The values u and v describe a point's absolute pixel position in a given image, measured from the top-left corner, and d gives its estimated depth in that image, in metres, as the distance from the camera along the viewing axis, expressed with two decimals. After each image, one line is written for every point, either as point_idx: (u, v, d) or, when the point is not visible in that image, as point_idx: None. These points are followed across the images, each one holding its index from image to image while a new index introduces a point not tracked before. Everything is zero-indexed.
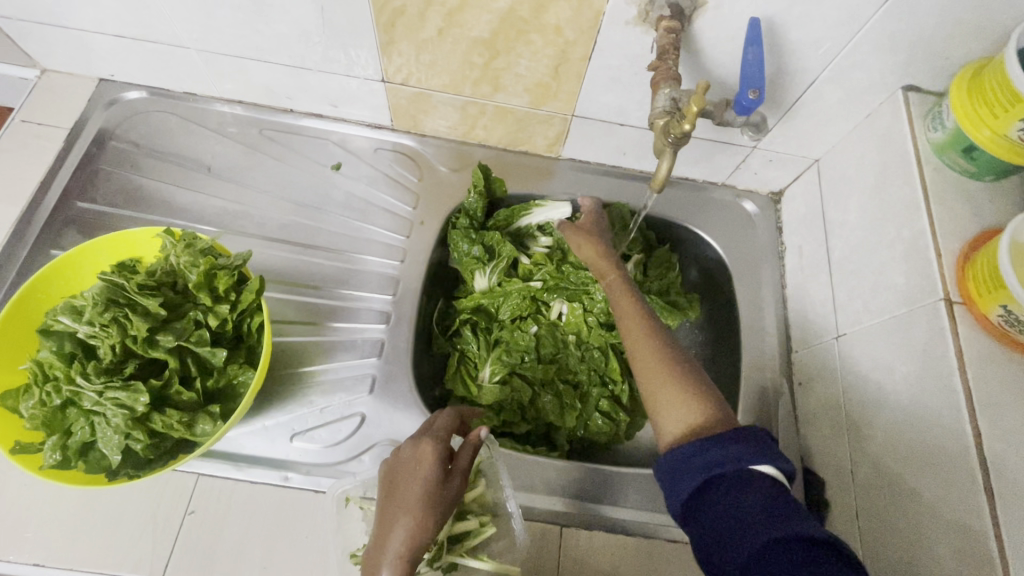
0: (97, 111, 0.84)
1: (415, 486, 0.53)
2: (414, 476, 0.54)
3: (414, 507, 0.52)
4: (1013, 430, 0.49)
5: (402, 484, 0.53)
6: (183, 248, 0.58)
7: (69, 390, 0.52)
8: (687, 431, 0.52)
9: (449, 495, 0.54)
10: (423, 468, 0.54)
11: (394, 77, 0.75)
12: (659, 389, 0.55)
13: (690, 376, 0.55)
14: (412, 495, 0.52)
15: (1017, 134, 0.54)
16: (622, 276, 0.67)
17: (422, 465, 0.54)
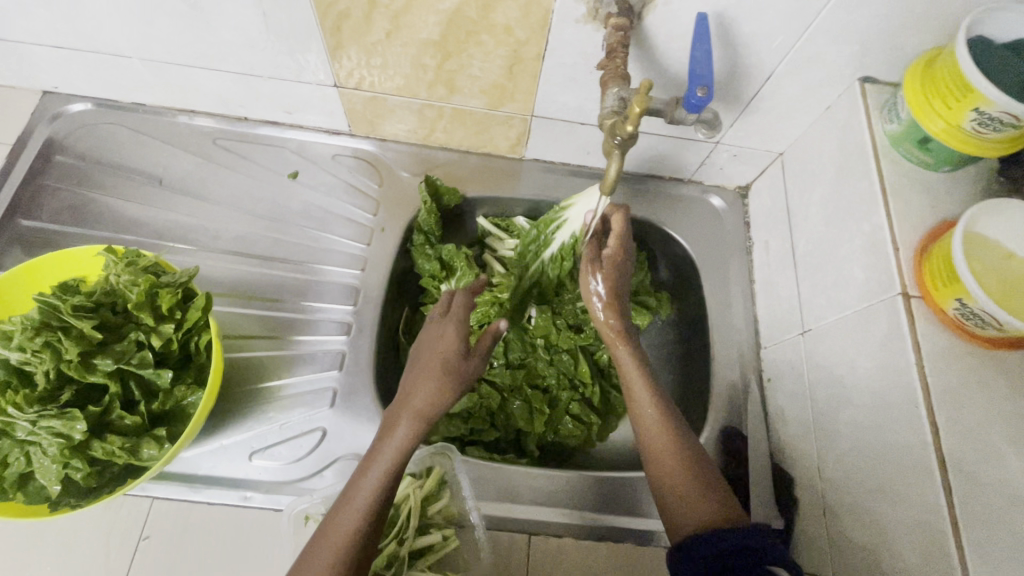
0: (42, 124, 0.81)
1: (396, 437, 0.54)
2: (402, 420, 0.55)
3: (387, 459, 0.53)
4: (969, 425, 0.49)
5: (388, 427, 0.55)
6: (123, 267, 0.56)
7: (1, 420, 0.50)
8: (701, 525, 0.51)
9: (467, 370, 0.58)
10: (415, 405, 0.55)
11: (347, 82, 0.73)
12: (678, 484, 0.54)
13: (707, 485, 0.54)
14: (392, 446, 0.54)
15: (971, 125, 0.53)
16: (643, 367, 0.63)
17: (412, 405, 0.55)
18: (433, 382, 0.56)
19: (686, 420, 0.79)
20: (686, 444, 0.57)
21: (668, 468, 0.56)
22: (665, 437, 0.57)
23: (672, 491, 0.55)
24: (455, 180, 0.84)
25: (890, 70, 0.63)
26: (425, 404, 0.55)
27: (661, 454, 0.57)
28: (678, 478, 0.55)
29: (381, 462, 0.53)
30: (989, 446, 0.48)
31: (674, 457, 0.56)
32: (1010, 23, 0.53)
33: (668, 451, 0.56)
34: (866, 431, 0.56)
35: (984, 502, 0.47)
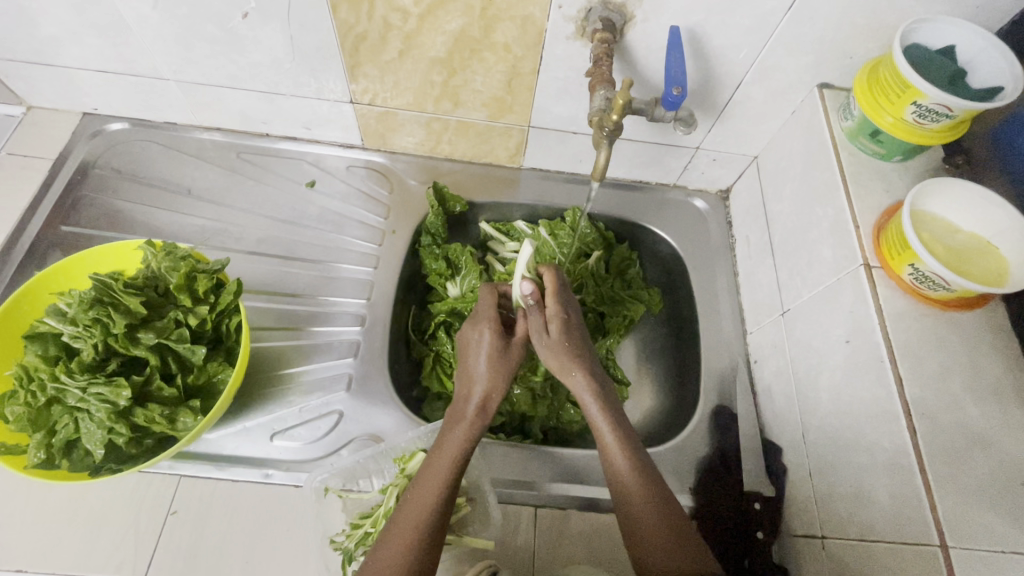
0: (82, 142, 0.89)
1: (426, 494, 0.56)
2: (433, 475, 0.58)
3: (415, 519, 0.54)
4: (929, 375, 0.54)
5: (418, 484, 0.57)
6: (164, 255, 0.62)
7: (53, 388, 0.55)
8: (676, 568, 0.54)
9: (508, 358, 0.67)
10: (444, 464, 0.58)
11: (362, 98, 0.81)
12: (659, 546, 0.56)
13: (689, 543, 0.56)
14: (423, 504, 0.55)
15: (912, 116, 0.61)
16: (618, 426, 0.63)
17: (444, 462, 0.59)
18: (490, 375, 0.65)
19: (681, 405, 0.84)
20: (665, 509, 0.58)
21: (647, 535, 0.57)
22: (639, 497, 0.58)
23: (648, 554, 0.56)
24: (459, 187, 0.92)
25: (844, 77, 0.72)
26: (454, 456, 0.59)
27: (638, 517, 0.58)
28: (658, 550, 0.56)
29: (410, 522, 0.54)
30: (949, 393, 0.54)
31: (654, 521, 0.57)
32: (937, 32, 0.62)
33: (648, 516, 0.57)
34: (841, 391, 0.61)
35: (946, 442, 0.52)
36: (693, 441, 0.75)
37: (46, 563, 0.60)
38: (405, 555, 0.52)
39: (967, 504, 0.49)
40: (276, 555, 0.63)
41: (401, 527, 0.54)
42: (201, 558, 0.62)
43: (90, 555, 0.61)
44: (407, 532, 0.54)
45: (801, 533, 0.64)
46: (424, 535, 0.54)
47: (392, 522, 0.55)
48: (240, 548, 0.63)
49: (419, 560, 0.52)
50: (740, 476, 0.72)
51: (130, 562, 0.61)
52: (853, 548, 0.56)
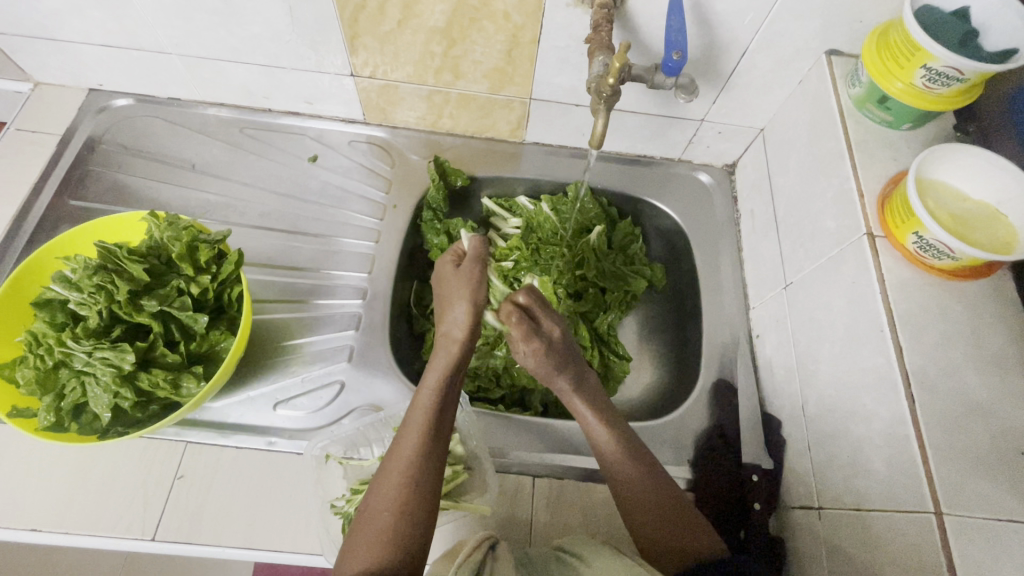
0: (88, 117, 0.89)
1: (409, 438, 0.55)
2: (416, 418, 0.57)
3: (399, 483, 0.53)
4: (930, 345, 0.54)
5: (402, 430, 0.56)
6: (166, 225, 0.63)
7: (59, 352, 0.56)
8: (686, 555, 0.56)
9: (476, 275, 0.63)
10: (424, 407, 0.57)
11: (362, 71, 0.81)
12: (664, 521, 0.58)
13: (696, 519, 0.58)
14: (410, 446, 0.55)
15: (921, 81, 0.59)
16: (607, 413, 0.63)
17: (422, 406, 0.57)
18: (458, 300, 0.61)
19: (681, 380, 0.83)
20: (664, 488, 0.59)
21: (634, 498, 0.59)
22: (625, 468, 0.59)
23: (650, 518, 0.58)
24: (461, 162, 0.91)
25: (853, 43, 0.70)
26: (433, 394, 0.58)
27: (629, 485, 0.59)
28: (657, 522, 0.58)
29: (399, 466, 0.54)
30: (950, 363, 0.53)
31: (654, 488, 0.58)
32: None
33: (636, 482, 0.58)
34: (841, 363, 0.60)
35: (945, 411, 0.51)
36: (693, 414, 0.75)
37: (60, 523, 0.62)
38: (402, 490, 0.52)
39: (965, 472, 0.49)
40: (278, 520, 0.64)
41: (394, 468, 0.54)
42: (207, 520, 0.63)
43: (103, 516, 0.63)
44: (399, 475, 0.53)
45: (798, 505, 0.64)
46: (413, 477, 0.53)
47: (382, 467, 0.55)
48: (245, 512, 0.64)
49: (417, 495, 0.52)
50: (739, 448, 0.71)
51: (139, 523, 0.63)
52: (850, 517, 0.56)
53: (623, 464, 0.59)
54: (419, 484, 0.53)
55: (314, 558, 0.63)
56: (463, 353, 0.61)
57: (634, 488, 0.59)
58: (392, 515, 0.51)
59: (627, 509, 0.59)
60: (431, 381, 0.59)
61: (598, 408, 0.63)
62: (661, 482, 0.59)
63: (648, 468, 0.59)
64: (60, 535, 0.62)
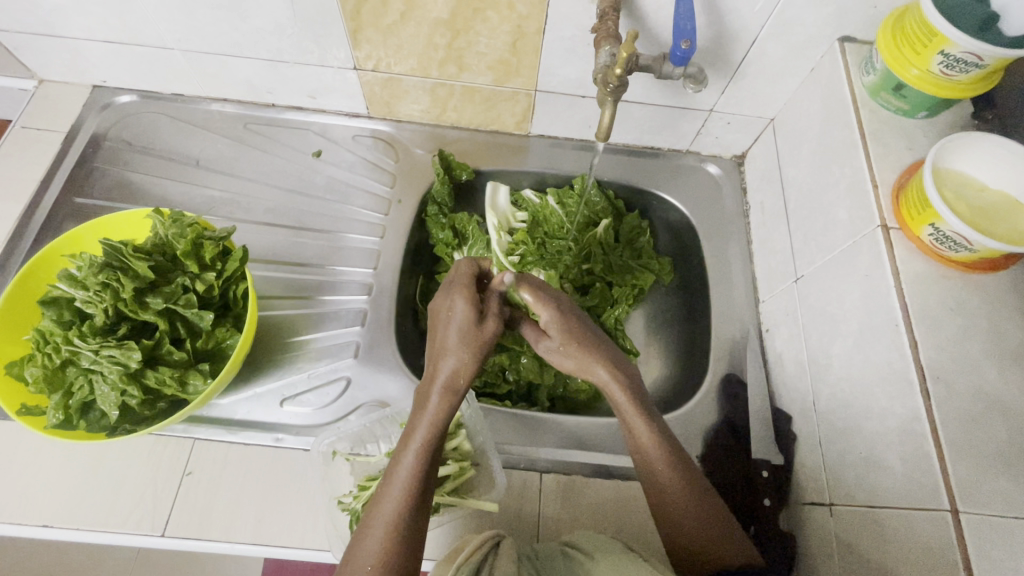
0: (93, 114, 0.89)
1: (394, 489, 0.54)
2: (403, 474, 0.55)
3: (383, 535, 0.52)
4: (946, 339, 0.52)
5: (387, 479, 0.55)
6: (171, 222, 0.62)
7: (67, 350, 0.57)
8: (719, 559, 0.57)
9: (486, 336, 0.61)
10: (412, 456, 0.56)
11: (365, 65, 0.80)
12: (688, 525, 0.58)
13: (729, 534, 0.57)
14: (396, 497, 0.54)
15: (939, 67, 0.58)
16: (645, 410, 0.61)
17: (411, 453, 0.56)
18: (462, 357, 0.59)
19: (690, 375, 0.82)
20: (701, 497, 0.58)
21: (678, 506, 0.58)
22: (665, 468, 0.58)
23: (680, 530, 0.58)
24: (466, 155, 0.90)
25: (867, 29, 0.68)
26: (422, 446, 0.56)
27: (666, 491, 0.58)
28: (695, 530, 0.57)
29: (382, 525, 0.52)
30: (968, 358, 0.52)
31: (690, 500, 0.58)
32: None
33: (671, 478, 0.58)
34: (854, 358, 0.59)
35: (962, 408, 0.50)
36: (702, 410, 0.74)
37: (71, 519, 0.62)
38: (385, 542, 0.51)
39: (982, 469, 0.48)
40: (285, 516, 0.64)
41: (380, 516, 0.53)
42: (215, 517, 0.64)
43: (113, 512, 0.63)
44: (382, 528, 0.52)
45: (809, 501, 0.63)
46: (398, 530, 0.52)
47: (368, 515, 0.54)
48: (252, 508, 0.64)
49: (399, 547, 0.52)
50: (749, 444, 0.71)
51: (148, 519, 0.63)
52: (862, 514, 0.55)
53: (666, 468, 0.58)
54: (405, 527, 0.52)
55: (322, 554, 0.63)
56: (456, 403, 0.59)
57: (671, 490, 0.58)
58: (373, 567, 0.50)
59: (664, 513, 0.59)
60: (419, 433, 0.57)
61: (638, 404, 0.61)
62: (693, 492, 0.58)
63: (688, 481, 0.58)
64: (70, 531, 0.62)
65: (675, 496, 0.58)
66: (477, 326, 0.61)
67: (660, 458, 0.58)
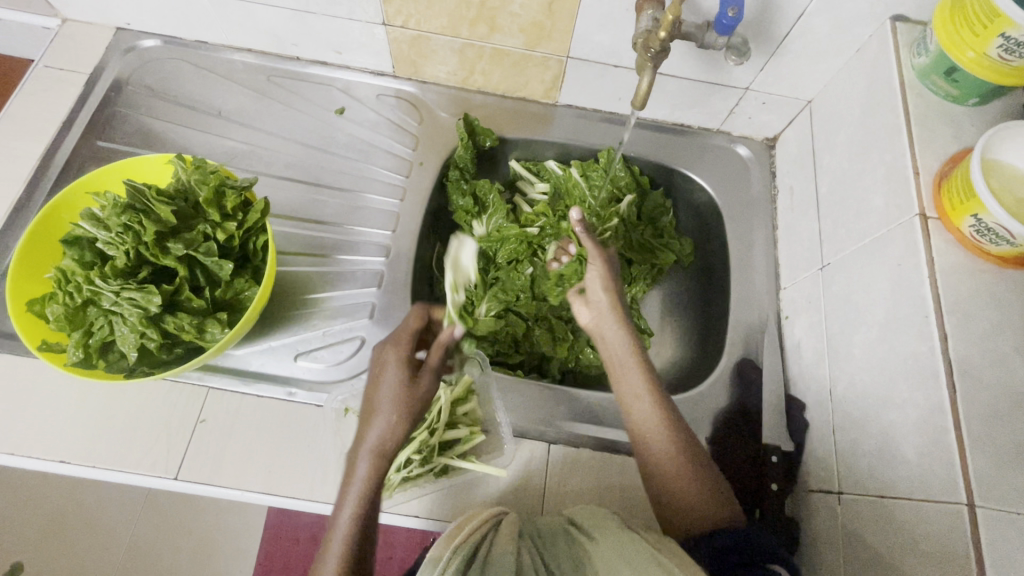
0: (116, 57, 0.88)
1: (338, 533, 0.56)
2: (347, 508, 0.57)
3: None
4: (977, 334, 0.51)
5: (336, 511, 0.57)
6: (193, 168, 0.62)
7: (88, 290, 0.57)
8: (709, 524, 0.59)
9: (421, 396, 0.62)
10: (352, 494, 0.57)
11: (394, 20, 0.78)
12: (681, 485, 0.60)
13: (720, 491, 0.61)
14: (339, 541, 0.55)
15: (997, 51, 0.55)
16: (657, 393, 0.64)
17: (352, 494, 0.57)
18: (390, 416, 0.60)
19: (704, 358, 0.82)
20: (686, 450, 0.61)
21: (676, 472, 0.60)
22: (661, 434, 0.62)
23: (678, 491, 0.60)
24: (491, 121, 0.88)
25: (921, 9, 0.65)
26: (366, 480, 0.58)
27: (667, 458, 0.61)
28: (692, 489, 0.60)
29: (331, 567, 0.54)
30: (998, 354, 0.50)
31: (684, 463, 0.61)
32: None
33: (669, 448, 0.61)
34: (878, 347, 0.58)
35: (987, 402, 0.49)
36: (714, 392, 0.74)
37: (86, 456, 0.64)
38: None
39: (1002, 466, 0.47)
40: (295, 469, 0.65)
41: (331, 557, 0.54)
42: (227, 464, 0.64)
43: (127, 453, 0.64)
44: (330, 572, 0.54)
45: (818, 488, 0.63)
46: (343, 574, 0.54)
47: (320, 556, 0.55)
48: (264, 458, 0.65)
49: None
50: (760, 429, 0.70)
51: (162, 462, 0.64)
52: (872, 504, 0.55)
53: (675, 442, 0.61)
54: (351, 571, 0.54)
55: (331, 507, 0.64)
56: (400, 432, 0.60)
57: (661, 458, 0.61)
58: None
59: (662, 486, 0.61)
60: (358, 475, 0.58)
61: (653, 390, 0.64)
62: (692, 450, 0.62)
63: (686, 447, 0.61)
64: (86, 467, 0.63)
65: (676, 467, 0.60)
66: (411, 381, 0.62)
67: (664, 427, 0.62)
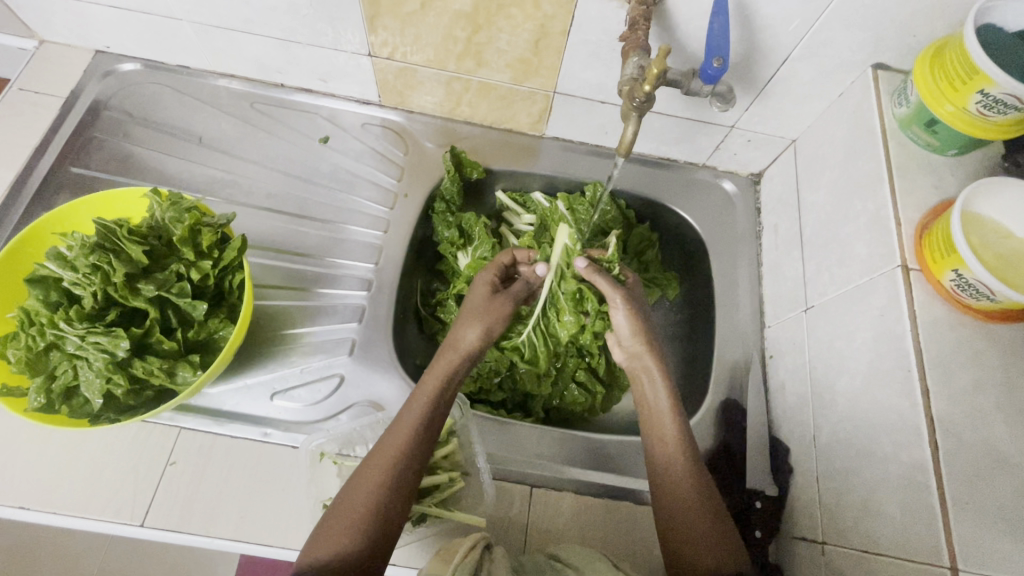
0: (94, 81, 0.86)
1: (396, 436, 0.57)
2: (418, 401, 0.60)
3: (371, 483, 0.54)
4: (957, 390, 0.51)
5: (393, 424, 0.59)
6: (169, 205, 0.60)
7: (52, 333, 0.55)
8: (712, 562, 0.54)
9: (500, 310, 0.69)
10: (427, 392, 0.61)
11: (380, 52, 0.77)
12: (693, 524, 0.57)
13: (724, 526, 0.57)
14: (386, 459, 0.56)
15: (976, 107, 0.56)
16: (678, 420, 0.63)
17: (421, 402, 0.60)
18: (473, 321, 0.67)
19: (689, 395, 0.81)
20: (710, 497, 0.58)
21: (688, 513, 0.57)
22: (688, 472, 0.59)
23: (684, 529, 0.57)
24: (478, 153, 0.88)
25: (903, 58, 0.66)
26: (435, 394, 0.61)
27: (673, 483, 0.59)
28: (701, 528, 0.57)
29: (379, 472, 0.55)
30: (979, 411, 0.50)
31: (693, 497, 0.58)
32: (1017, 13, 0.56)
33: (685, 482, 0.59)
34: (861, 397, 0.58)
35: (969, 461, 0.49)
36: (699, 434, 0.73)
37: (47, 503, 0.61)
38: (374, 486, 0.54)
39: (984, 527, 0.47)
40: (269, 515, 0.63)
41: (382, 453, 0.57)
42: (198, 509, 0.62)
43: (91, 498, 0.61)
44: (378, 471, 0.55)
45: (802, 537, 0.62)
46: (389, 485, 0.55)
47: (365, 462, 0.57)
48: (236, 504, 0.63)
49: (389, 496, 0.54)
50: (744, 473, 0.69)
51: (128, 508, 0.62)
52: (856, 558, 0.54)
53: (683, 475, 0.59)
54: (397, 480, 0.55)
55: None
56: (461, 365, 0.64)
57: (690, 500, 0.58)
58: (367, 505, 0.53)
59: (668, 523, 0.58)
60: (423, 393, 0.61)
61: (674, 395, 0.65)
62: (703, 489, 0.59)
63: (701, 487, 0.59)
64: (47, 514, 0.61)
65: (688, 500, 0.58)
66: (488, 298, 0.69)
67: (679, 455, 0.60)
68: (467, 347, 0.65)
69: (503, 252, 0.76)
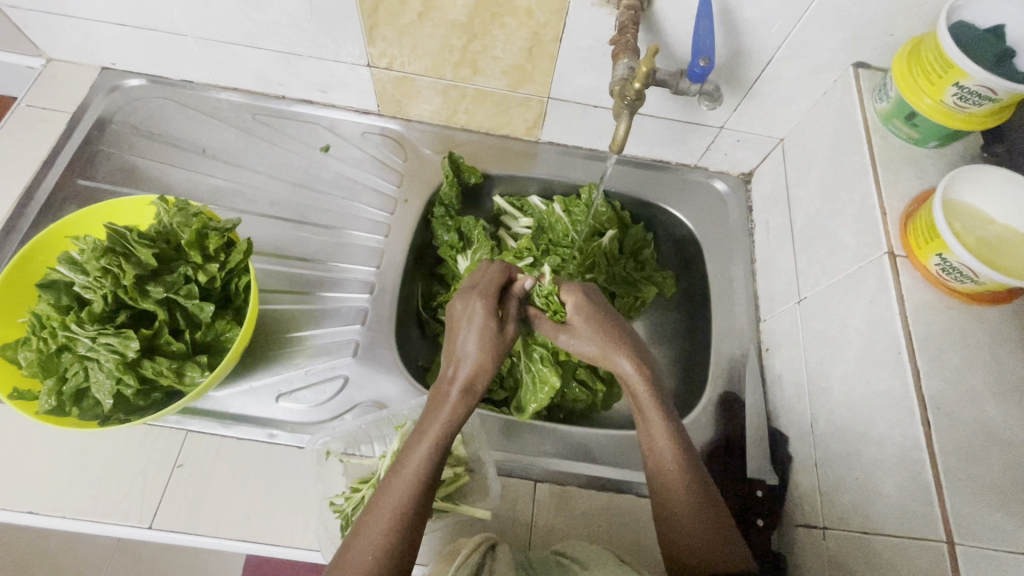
0: (99, 96, 0.88)
1: (398, 488, 0.54)
2: (418, 449, 0.56)
3: (377, 538, 0.51)
4: (947, 370, 0.53)
5: (393, 472, 0.55)
6: (176, 211, 0.62)
7: (63, 335, 0.56)
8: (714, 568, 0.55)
9: (504, 341, 0.62)
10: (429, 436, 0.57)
11: (379, 62, 0.80)
12: (692, 536, 0.57)
13: (728, 537, 0.57)
14: (388, 511, 0.53)
15: (952, 99, 0.58)
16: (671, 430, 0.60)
17: (421, 449, 0.56)
18: (477, 357, 0.60)
19: (688, 390, 0.82)
20: (709, 504, 0.58)
21: (685, 519, 0.57)
22: (681, 485, 0.58)
23: (684, 543, 0.57)
24: (475, 158, 0.90)
25: (882, 56, 0.68)
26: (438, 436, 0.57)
27: (669, 495, 0.58)
28: (698, 537, 0.57)
29: (383, 523, 0.52)
30: (968, 390, 0.52)
31: (686, 504, 0.58)
32: (988, 10, 0.58)
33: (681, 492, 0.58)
34: (855, 382, 0.59)
35: (961, 438, 0.50)
36: (700, 426, 0.74)
37: (56, 507, 0.61)
38: (378, 541, 0.51)
39: (978, 500, 0.48)
40: (276, 515, 0.63)
41: (384, 506, 0.53)
42: (206, 510, 0.63)
43: (100, 502, 0.62)
44: (382, 525, 0.52)
45: (803, 523, 0.63)
46: (395, 539, 0.52)
47: (366, 513, 0.53)
48: (243, 505, 0.63)
49: (396, 547, 0.52)
50: (744, 463, 0.70)
51: (137, 510, 0.62)
52: (856, 540, 0.55)
53: (681, 482, 0.58)
54: (405, 531, 0.52)
55: (312, 554, 0.62)
56: (467, 404, 0.59)
57: (682, 509, 0.58)
58: (372, 560, 0.50)
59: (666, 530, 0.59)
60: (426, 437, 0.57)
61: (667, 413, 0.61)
62: (707, 495, 0.58)
63: (702, 492, 0.58)
64: (56, 518, 0.61)
65: (685, 506, 0.58)
66: (491, 330, 0.62)
67: (676, 469, 0.58)
68: (471, 385, 0.59)
69: (494, 266, 0.68)
